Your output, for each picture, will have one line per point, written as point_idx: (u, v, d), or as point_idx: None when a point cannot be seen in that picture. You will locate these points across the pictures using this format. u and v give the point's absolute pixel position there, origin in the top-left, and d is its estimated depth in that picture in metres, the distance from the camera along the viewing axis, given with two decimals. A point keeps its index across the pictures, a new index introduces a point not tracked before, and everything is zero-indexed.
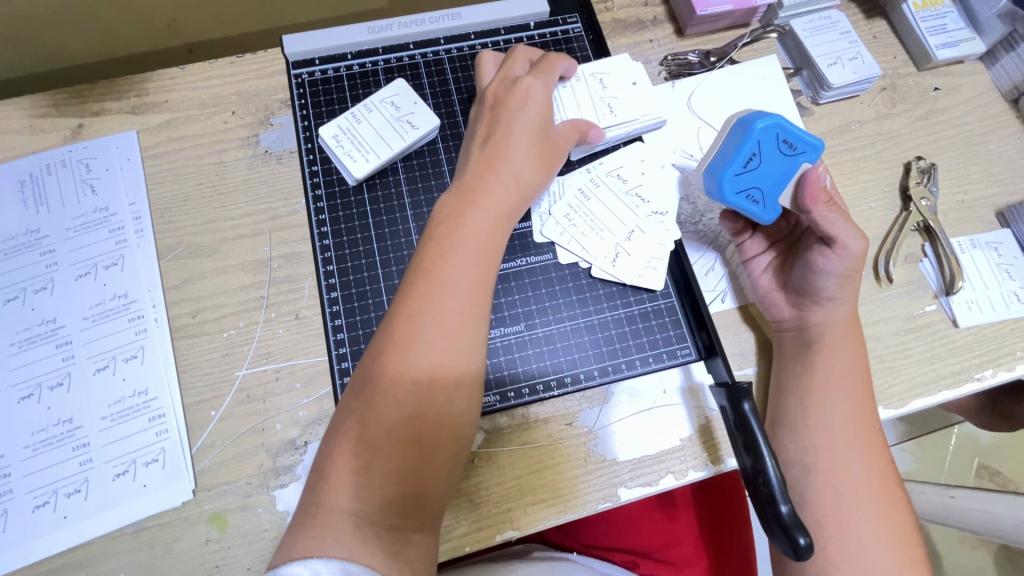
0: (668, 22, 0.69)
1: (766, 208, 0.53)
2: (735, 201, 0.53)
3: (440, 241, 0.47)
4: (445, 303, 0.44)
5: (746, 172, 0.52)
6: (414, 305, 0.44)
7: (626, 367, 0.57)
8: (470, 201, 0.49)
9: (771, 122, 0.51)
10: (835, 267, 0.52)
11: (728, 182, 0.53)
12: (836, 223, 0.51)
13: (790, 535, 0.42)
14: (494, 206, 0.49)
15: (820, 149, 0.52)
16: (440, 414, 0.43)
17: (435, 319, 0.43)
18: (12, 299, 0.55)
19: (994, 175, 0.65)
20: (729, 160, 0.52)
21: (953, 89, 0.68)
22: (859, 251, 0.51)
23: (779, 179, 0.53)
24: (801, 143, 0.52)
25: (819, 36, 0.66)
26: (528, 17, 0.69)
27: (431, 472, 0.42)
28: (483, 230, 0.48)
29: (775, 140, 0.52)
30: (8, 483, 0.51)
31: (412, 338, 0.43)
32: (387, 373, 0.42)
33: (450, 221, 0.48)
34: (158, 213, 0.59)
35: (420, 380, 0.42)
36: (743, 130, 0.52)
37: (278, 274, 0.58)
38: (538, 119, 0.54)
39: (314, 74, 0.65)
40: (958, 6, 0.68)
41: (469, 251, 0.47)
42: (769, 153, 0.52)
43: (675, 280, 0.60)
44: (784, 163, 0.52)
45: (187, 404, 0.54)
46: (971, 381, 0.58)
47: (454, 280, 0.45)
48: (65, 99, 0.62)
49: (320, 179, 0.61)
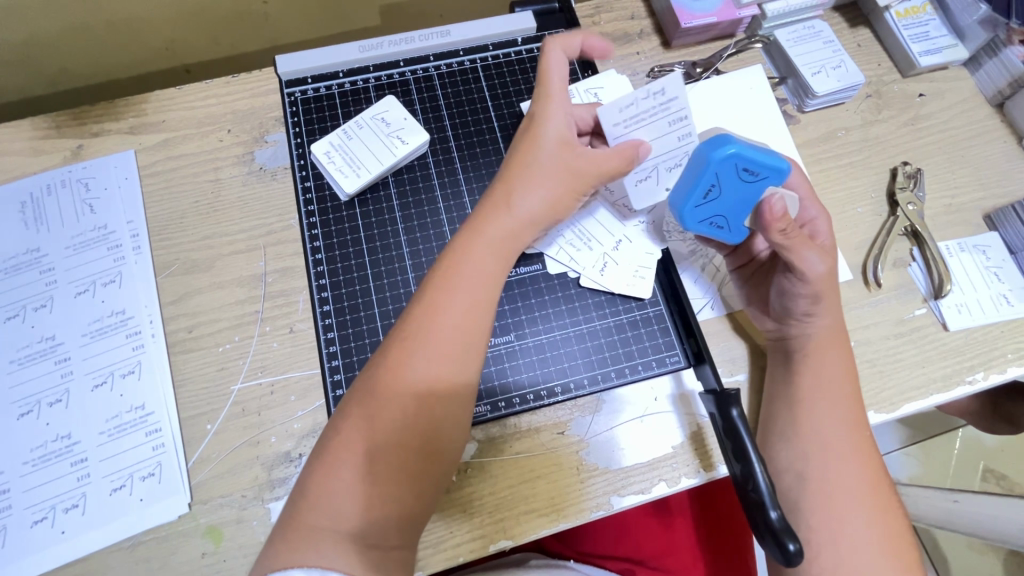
0: (655, 35, 0.71)
1: (732, 231, 0.54)
2: (699, 228, 0.54)
3: (442, 273, 0.47)
4: (439, 335, 0.45)
5: (706, 203, 0.52)
6: (411, 334, 0.45)
7: (616, 375, 0.57)
8: (477, 233, 0.49)
9: (728, 153, 0.48)
10: (802, 290, 0.52)
11: (689, 214, 0.53)
12: (797, 251, 0.50)
13: (779, 541, 0.42)
14: (501, 244, 0.49)
15: (785, 172, 0.49)
16: (437, 433, 0.44)
17: (428, 352, 0.44)
18: (13, 317, 0.57)
19: (981, 179, 0.66)
20: (687, 194, 0.52)
21: (938, 94, 0.69)
22: (823, 272, 0.52)
23: (742, 203, 0.52)
24: (764, 168, 0.49)
25: (803, 45, 0.67)
26: (516, 33, 0.70)
27: (414, 498, 0.43)
28: (485, 260, 0.48)
29: (734, 170, 0.49)
30: (7, 499, 0.52)
31: (406, 362, 0.44)
32: (377, 399, 0.43)
33: (454, 252, 0.48)
34: (156, 230, 0.60)
35: (415, 401, 0.43)
36: (700, 163, 0.50)
37: (273, 288, 0.59)
38: (557, 148, 0.51)
39: (306, 92, 0.66)
40: (939, 13, 0.69)
41: (469, 285, 0.47)
42: (729, 182, 0.50)
43: (663, 288, 0.61)
44: (744, 190, 0.51)
45: (184, 418, 0.54)
46: (963, 384, 0.58)
47: (453, 310, 0.45)
48: (65, 120, 0.63)
49: (313, 195, 0.62)
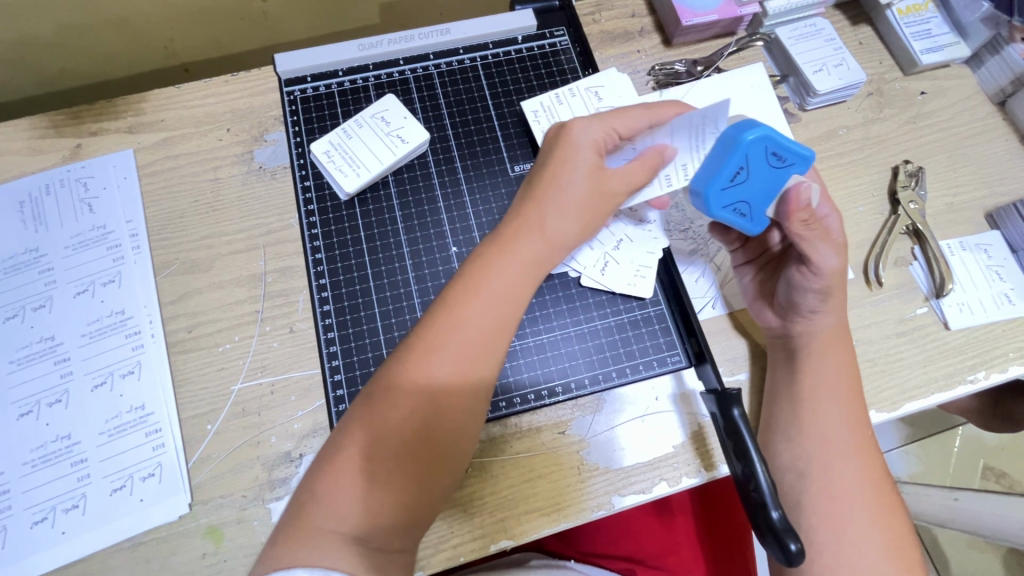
0: (656, 33, 0.70)
1: (754, 220, 0.52)
2: (722, 215, 0.52)
3: (466, 283, 0.47)
4: (462, 348, 0.44)
5: (733, 187, 0.50)
6: (431, 343, 0.44)
7: (617, 375, 0.57)
8: (505, 248, 0.48)
9: (759, 135, 0.47)
10: (813, 284, 0.53)
11: (715, 197, 0.51)
12: (813, 244, 0.51)
13: (781, 541, 0.42)
14: (528, 260, 0.48)
15: (812, 160, 0.48)
16: (450, 448, 0.44)
17: (449, 365, 0.44)
18: (12, 317, 0.56)
19: (983, 177, 0.66)
20: (715, 175, 0.50)
21: (939, 92, 0.69)
22: (835, 268, 0.52)
23: (768, 191, 0.50)
24: (792, 155, 0.48)
25: (804, 43, 0.67)
26: (516, 31, 0.70)
27: (419, 505, 0.43)
28: (510, 278, 0.47)
29: (764, 153, 0.48)
30: (7, 499, 0.52)
31: (426, 370, 0.43)
32: (396, 405, 0.43)
33: (480, 265, 0.48)
34: (155, 230, 0.60)
35: (431, 411, 0.43)
36: (729, 145, 0.48)
37: (272, 288, 0.59)
38: (592, 169, 0.50)
39: (306, 91, 0.66)
40: (942, 11, 0.69)
41: (493, 299, 0.46)
42: (757, 167, 0.49)
43: (664, 287, 0.61)
44: (771, 177, 0.49)
45: (184, 418, 0.54)
46: (964, 384, 0.58)
47: (475, 323, 0.45)
48: (63, 119, 0.63)
49: (313, 195, 0.62)
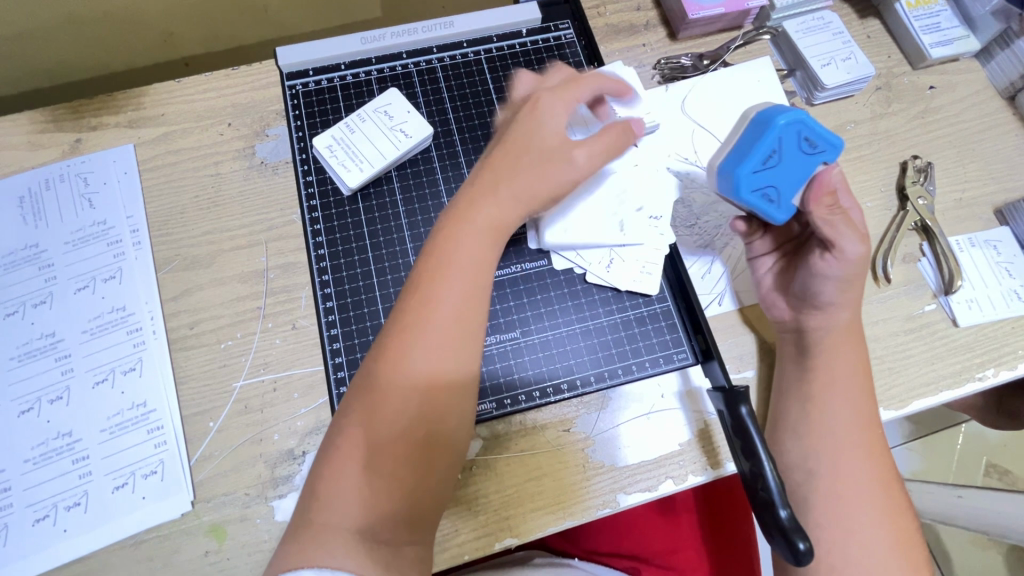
0: (661, 26, 0.70)
1: (781, 208, 0.51)
2: (751, 200, 0.51)
3: (429, 260, 0.46)
4: (431, 322, 0.43)
5: (765, 169, 0.50)
6: (405, 326, 0.43)
7: (623, 372, 0.57)
8: (464, 219, 0.47)
9: (792, 119, 0.49)
10: (835, 271, 0.51)
11: (745, 178, 0.50)
12: (838, 228, 0.50)
13: (790, 541, 0.42)
14: (488, 225, 0.47)
15: (841, 149, 0.50)
16: (440, 427, 0.43)
17: (423, 342, 0.43)
18: (12, 313, 0.56)
19: (992, 173, 0.65)
20: (748, 155, 0.50)
21: (948, 87, 0.68)
22: (859, 256, 0.50)
23: (797, 178, 0.51)
24: (823, 143, 0.50)
25: (812, 36, 0.66)
26: (520, 25, 0.69)
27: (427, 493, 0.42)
28: (474, 247, 0.46)
29: (797, 137, 0.49)
30: (8, 497, 0.51)
31: (405, 356, 0.43)
32: (381, 395, 0.42)
33: (441, 241, 0.47)
34: (156, 226, 0.60)
35: (414, 392, 0.42)
36: (763, 126, 0.50)
37: (275, 283, 0.58)
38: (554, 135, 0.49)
39: (308, 85, 0.65)
40: (951, 4, 0.68)
41: (459, 268, 0.45)
42: (790, 151, 0.50)
43: (671, 283, 0.60)
44: (804, 162, 0.50)
45: (185, 415, 0.54)
46: (973, 381, 0.57)
47: (442, 296, 0.44)
48: (63, 114, 0.62)
49: (316, 189, 0.61)
